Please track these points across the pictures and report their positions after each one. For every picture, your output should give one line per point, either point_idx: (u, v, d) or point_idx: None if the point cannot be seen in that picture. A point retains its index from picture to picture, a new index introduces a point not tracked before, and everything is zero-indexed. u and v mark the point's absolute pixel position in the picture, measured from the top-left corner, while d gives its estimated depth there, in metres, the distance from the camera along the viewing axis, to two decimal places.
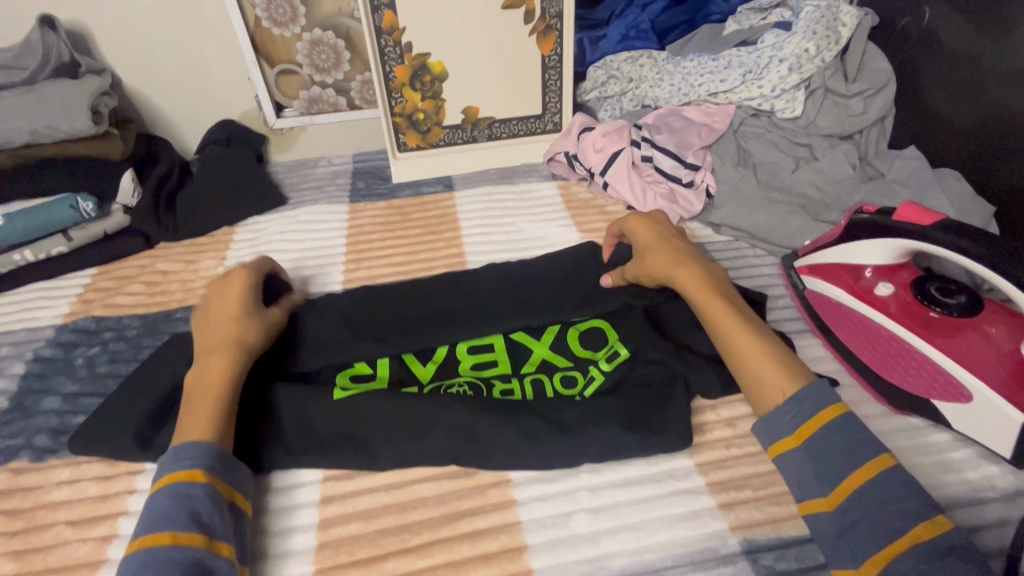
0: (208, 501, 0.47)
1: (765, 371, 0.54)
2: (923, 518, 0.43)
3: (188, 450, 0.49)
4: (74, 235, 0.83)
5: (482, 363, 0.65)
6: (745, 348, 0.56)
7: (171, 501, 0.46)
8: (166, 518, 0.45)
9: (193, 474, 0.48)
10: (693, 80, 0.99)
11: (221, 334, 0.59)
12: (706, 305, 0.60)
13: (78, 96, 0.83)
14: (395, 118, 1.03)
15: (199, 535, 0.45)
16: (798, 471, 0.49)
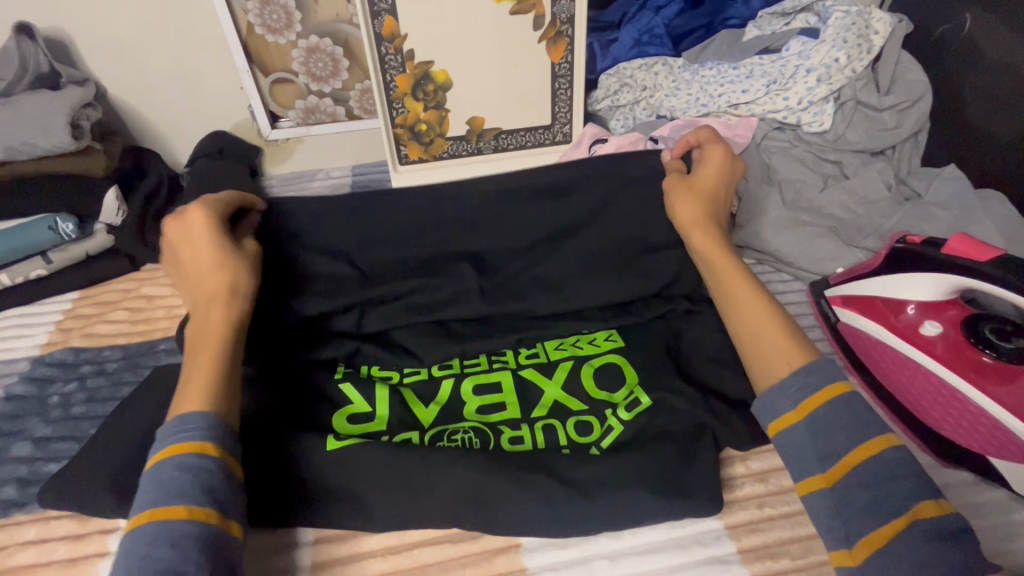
0: (221, 476, 0.44)
1: (771, 341, 0.51)
2: (924, 497, 0.41)
3: (194, 420, 0.45)
4: (53, 256, 0.78)
5: (489, 405, 0.59)
6: (754, 319, 0.53)
7: (181, 473, 0.43)
8: (177, 491, 0.42)
9: (204, 447, 0.45)
10: (713, 90, 0.92)
11: (215, 281, 0.54)
12: (722, 270, 0.57)
13: (57, 110, 0.77)
14: (396, 129, 0.98)
15: (212, 512, 0.42)
16: (797, 448, 0.45)
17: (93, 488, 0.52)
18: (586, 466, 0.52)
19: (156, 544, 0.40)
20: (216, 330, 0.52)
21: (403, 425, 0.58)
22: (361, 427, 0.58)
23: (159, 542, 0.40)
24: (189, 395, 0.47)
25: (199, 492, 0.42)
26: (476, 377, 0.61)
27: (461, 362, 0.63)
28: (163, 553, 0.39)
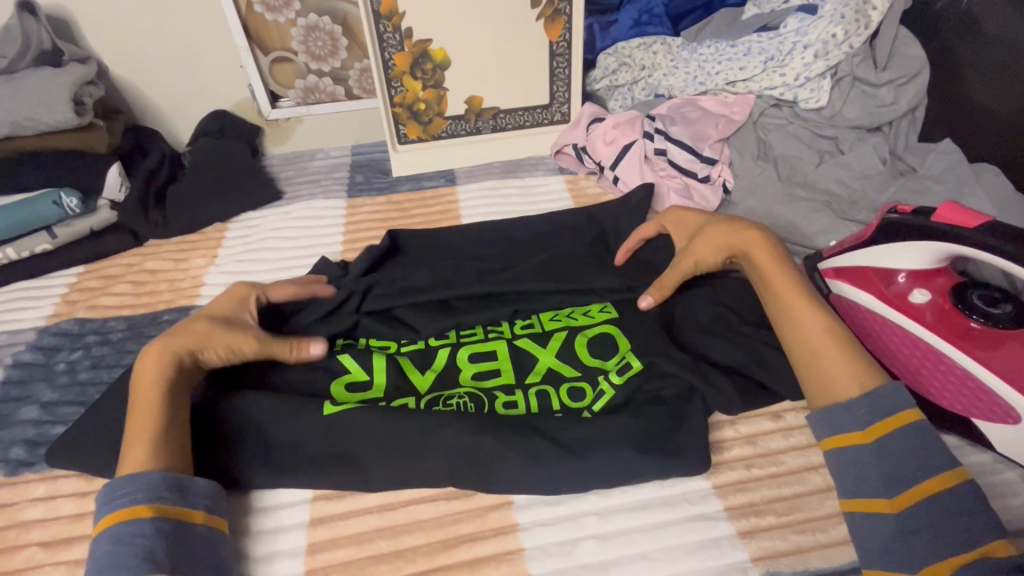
0: (161, 538, 0.44)
1: (840, 370, 0.51)
2: (993, 535, 0.41)
3: (125, 483, 0.46)
4: (58, 232, 0.79)
5: (485, 373, 0.60)
6: (821, 349, 0.53)
7: (116, 544, 0.43)
8: (117, 562, 0.42)
9: (133, 512, 0.44)
10: (710, 67, 0.93)
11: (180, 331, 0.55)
12: (780, 298, 0.57)
13: (60, 86, 0.78)
14: (395, 108, 0.98)
15: (158, 573, 0.42)
16: (859, 468, 0.47)
17: (100, 446, 0.54)
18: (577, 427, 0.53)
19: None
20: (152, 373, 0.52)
21: (400, 392, 0.59)
22: (359, 394, 0.59)
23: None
24: (132, 439, 0.49)
25: (133, 559, 0.42)
26: (472, 347, 0.62)
27: (457, 333, 0.64)
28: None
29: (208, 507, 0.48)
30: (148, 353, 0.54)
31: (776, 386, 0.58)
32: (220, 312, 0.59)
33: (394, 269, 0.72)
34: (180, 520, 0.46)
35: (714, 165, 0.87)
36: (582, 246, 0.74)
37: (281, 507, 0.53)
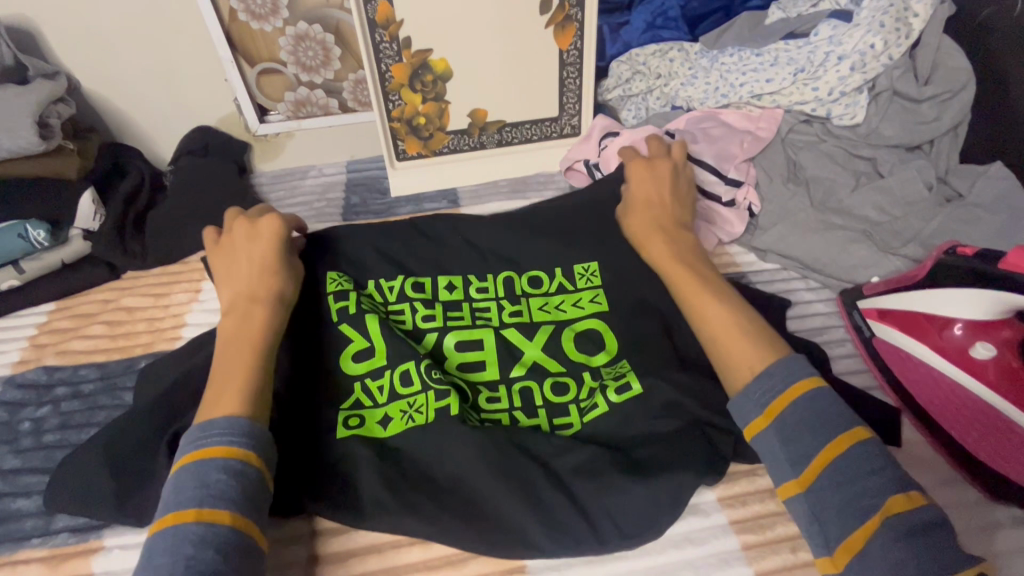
0: (261, 490, 0.45)
1: (723, 327, 0.53)
2: (897, 493, 0.40)
3: (235, 420, 0.46)
4: (26, 266, 0.73)
5: (469, 362, 0.63)
6: (705, 306, 0.55)
7: (228, 476, 0.43)
8: (222, 496, 0.42)
9: (247, 453, 0.45)
10: (734, 79, 0.86)
11: (254, 279, 0.57)
12: (673, 270, 0.59)
13: (23, 106, 0.71)
14: (393, 123, 0.91)
15: (250, 525, 0.43)
16: (770, 454, 0.45)
17: (95, 512, 0.51)
18: (598, 495, 0.51)
19: (201, 545, 0.40)
20: (250, 324, 0.54)
21: (401, 356, 0.60)
22: (365, 363, 0.61)
23: (201, 547, 0.40)
24: (231, 388, 0.49)
25: (242, 499, 0.43)
26: (460, 333, 0.65)
27: (444, 313, 0.67)
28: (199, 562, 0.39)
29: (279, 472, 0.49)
30: (229, 307, 0.55)
31: None
32: (266, 259, 0.59)
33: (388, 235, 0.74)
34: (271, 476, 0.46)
35: (740, 187, 0.80)
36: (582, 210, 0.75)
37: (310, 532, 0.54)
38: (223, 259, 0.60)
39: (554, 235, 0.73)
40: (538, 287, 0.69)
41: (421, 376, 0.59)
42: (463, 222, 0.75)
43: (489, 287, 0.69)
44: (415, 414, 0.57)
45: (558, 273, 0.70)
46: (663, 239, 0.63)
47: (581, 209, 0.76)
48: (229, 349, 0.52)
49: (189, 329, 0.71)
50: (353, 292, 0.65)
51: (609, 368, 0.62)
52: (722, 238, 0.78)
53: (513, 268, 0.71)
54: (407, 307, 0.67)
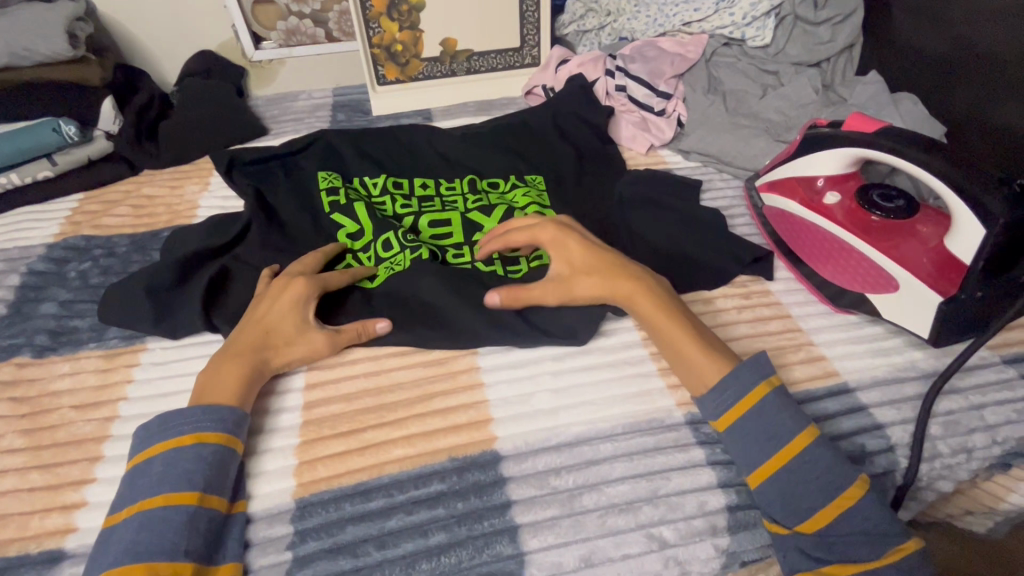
0: (199, 462, 0.47)
1: (705, 362, 0.53)
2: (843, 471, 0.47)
3: (182, 415, 0.49)
4: (58, 159, 0.85)
5: (440, 236, 0.75)
6: (694, 353, 0.54)
7: (164, 466, 0.47)
8: (159, 482, 0.46)
9: (179, 440, 0.48)
10: (668, 10, 1.00)
11: (254, 346, 0.56)
12: (647, 311, 0.57)
13: (54, 19, 0.84)
14: (374, 49, 1.04)
15: (193, 492, 0.46)
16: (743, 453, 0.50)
17: (138, 324, 0.65)
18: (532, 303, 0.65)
19: (140, 529, 0.43)
20: (220, 390, 0.52)
21: (385, 229, 0.71)
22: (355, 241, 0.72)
23: (143, 524, 0.44)
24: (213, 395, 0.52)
25: (178, 480, 0.46)
26: (431, 216, 0.77)
27: (419, 205, 0.79)
28: (142, 536, 0.43)
29: (240, 434, 0.51)
30: (217, 360, 0.55)
31: (691, 260, 0.72)
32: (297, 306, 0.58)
33: (368, 140, 0.90)
34: (209, 440, 0.48)
35: (670, 100, 0.95)
36: (528, 130, 0.93)
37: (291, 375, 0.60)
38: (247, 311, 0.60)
39: (502, 147, 0.91)
40: (496, 188, 0.83)
41: (399, 243, 0.70)
42: (430, 131, 0.92)
43: (456, 188, 0.83)
44: (395, 266, 0.68)
45: (512, 177, 0.85)
46: (628, 282, 0.58)
47: (528, 131, 0.93)
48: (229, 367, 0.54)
49: (202, 209, 0.84)
50: (341, 188, 0.78)
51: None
52: (655, 142, 0.93)
53: (476, 174, 0.86)
54: (387, 198, 0.79)
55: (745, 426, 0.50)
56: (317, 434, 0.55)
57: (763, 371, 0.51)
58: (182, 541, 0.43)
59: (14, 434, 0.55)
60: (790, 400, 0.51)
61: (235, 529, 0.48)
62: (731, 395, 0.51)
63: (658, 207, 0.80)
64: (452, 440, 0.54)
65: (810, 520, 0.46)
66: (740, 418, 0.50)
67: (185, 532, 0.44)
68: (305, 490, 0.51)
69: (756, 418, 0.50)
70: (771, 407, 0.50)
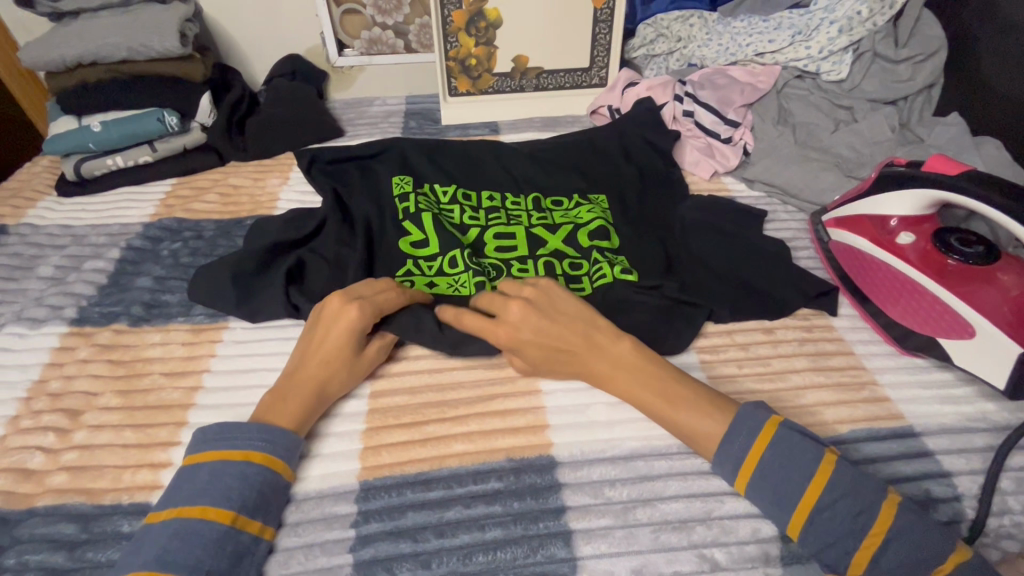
0: (242, 480, 0.48)
1: (706, 423, 0.52)
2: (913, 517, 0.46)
3: (242, 428, 0.51)
4: (158, 146, 0.93)
5: (505, 248, 0.79)
6: (685, 417, 0.52)
7: (209, 477, 0.48)
8: (202, 492, 0.47)
9: (231, 453, 0.49)
10: (742, 40, 1.01)
11: (308, 373, 0.56)
12: (619, 388, 0.55)
13: (169, 20, 0.92)
14: (449, 62, 1.08)
15: (229, 511, 0.46)
16: (770, 508, 0.48)
17: (222, 304, 0.69)
18: None
19: (172, 538, 0.44)
20: (285, 419, 0.53)
21: (450, 245, 0.75)
22: (420, 249, 0.76)
23: (185, 530, 0.45)
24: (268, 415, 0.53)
25: (219, 494, 0.47)
26: (497, 229, 0.81)
27: (485, 218, 0.82)
28: (172, 544, 0.44)
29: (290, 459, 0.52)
30: (288, 385, 0.56)
31: (753, 289, 0.72)
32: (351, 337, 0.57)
33: (440, 146, 0.94)
34: (257, 462, 0.49)
35: (737, 128, 0.95)
36: (592, 149, 0.96)
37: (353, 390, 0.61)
38: (309, 326, 0.59)
39: (568, 162, 0.94)
40: (560, 205, 0.86)
41: (465, 261, 0.74)
42: (500, 146, 0.95)
43: (521, 203, 0.86)
44: (460, 287, 0.73)
45: (575, 196, 0.88)
46: (587, 360, 0.56)
47: (592, 150, 0.96)
48: (286, 393, 0.55)
49: (282, 202, 0.89)
50: (411, 195, 0.82)
51: (611, 254, 0.78)
52: (718, 169, 0.94)
53: (540, 192, 0.88)
54: (456, 208, 0.83)
55: (755, 487, 0.49)
56: (382, 423, 0.58)
57: (757, 420, 0.50)
58: (207, 559, 0.44)
59: (111, 394, 0.60)
60: (805, 439, 0.49)
61: (258, 558, 0.47)
62: (731, 463, 0.50)
63: (722, 234, 0.80)
64: (510, 441, 0.56)
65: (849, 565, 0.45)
66: (747, 483, 0.49)
67: (214, 549, 0.44)
68: (370, 474, 0.54)
69: (762, 477, 0.49)
70: (793, 452, 0.48)
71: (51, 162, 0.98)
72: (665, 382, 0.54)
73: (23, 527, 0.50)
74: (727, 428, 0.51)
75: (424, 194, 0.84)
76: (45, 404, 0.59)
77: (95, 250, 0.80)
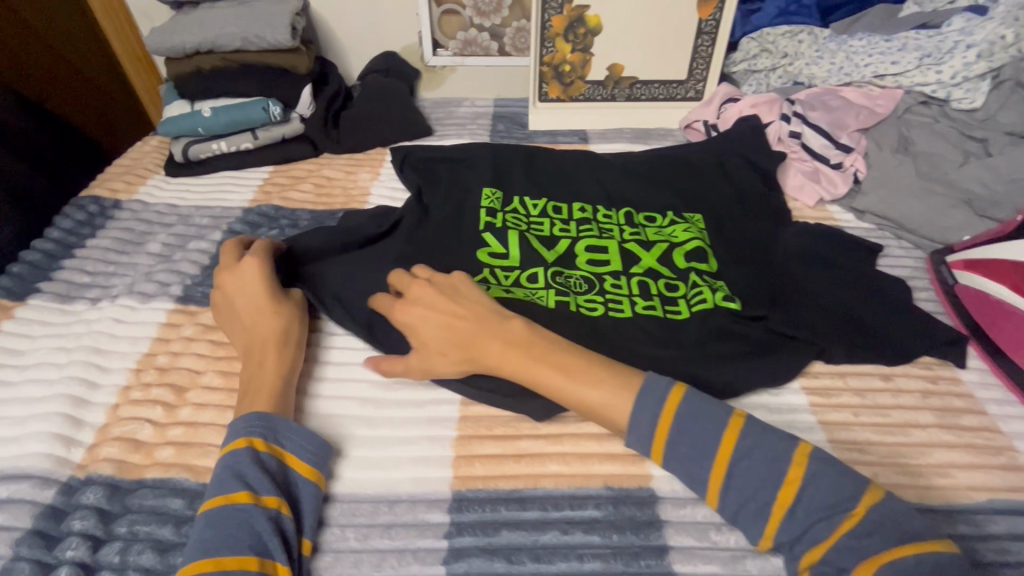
0: (252, 463, 0.48)
1: (611, 400, 0.51)
2: None
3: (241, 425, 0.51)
4: (259, 134, 0.96)
5: (597, 262, 0.76)
6: (591, 396, 0.51)
7: (226, 468, 0.48)
8: (220, 483, 0.47)
9: (241, 442, 0.49)
10: (859, 59, 0.95)
11: (269, 334, 0.59)
12: (517, 369, 0.54)
13: (282, 14, 0.95)
14: (543, 66, 1.06)
15: (245, 492, 0.46)
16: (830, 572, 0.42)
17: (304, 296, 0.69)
18: (688, 366, 0.64)
19: (206, 528, 0.44)
20: (271, 382, 0.55)
21: (532, 263, 0.75)
22: (498, 261, 0.75)
23: (211, 520, 0.45)
24: (258, 392, 0.54)
25: (235, 481, 0.47)
26: (588, 241, 0.79)
27: (576, 229, 0.81)
28: (208, 534, 0.44)
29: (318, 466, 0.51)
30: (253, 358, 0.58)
31: (868, 330, 0.67)
32: (269, 293, 0.61)
33: (531, 151, 0.93)
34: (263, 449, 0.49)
35: (849, 153, 0.89)
36: (688, 165, 0.92)
37: (442, 401, 0.60)
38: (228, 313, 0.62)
39: (662, 176, 0.90)
40: (653, 222, 0.82)
41: (546, 279, 0.73)
42: (593, 157, 0.93)
43: (613, 217, 0.83)
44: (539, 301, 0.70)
45: (669, 213, 0.84)
46: (484, 337, 0.55)
47: (689, 166, 0.92)
48: (257, 363, 0.57)
49: (373, 197, 0.90)
50: (500, 210, 0.81)
51: (709, 278, 0.74)
52: (825, 196, 0.88)
53: (632, 207, 0.85)
54: (546, 221, 0.81)
55: (675, 448, 0.49)
56: (474, 432, 0.57)
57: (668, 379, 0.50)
58: (246, 536, 0.44)
59: (212, 373, 0.61)
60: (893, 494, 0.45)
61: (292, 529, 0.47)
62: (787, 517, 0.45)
63: (831, 266, 0.75)
64: (608, 468, 0.53)
65: (769, 518, 0.45)
66: (666, 443, 0.49)
67: (238, 531, 0.44)
68: (462, 485, 0.53)
69: (681, 433, 0.49)
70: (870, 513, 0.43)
71: (160, 143, 1.03)
72: (540, 349, 0.54)
73: (133, 497, 0.51)
74: (634, 408, 0.50)
75: (513, 207, 0.83)
76: (153, 377, 0.61)
77: (199, 231, 0.82)
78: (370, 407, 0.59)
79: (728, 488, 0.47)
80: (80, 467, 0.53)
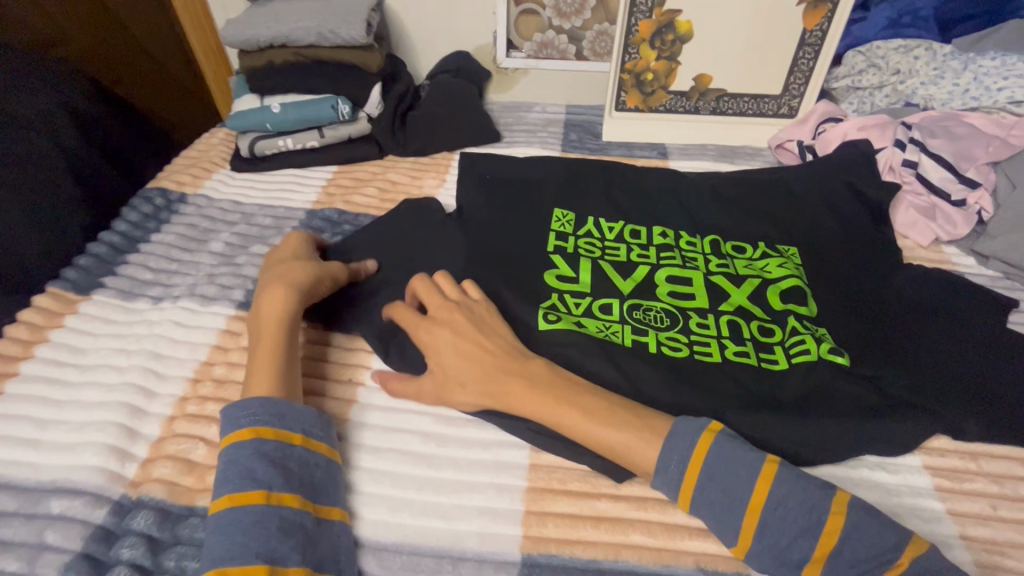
0: (255, 456, 0.46)
1: (634, 442, 0.48)
2: None
3: (240, 410, 0.49)
4: (326, 132, 0.93)
5: (681, 294, 0.68)
6: (612, 437, 0.49)
7: (233, 465, 0.46)
8: (226, 481, 0.45)
9: (238, 437, 0.48)
10: (991, 82, 0.85)
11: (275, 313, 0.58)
12: (524, 400, 0.52)
13: (359, 10, 0.92)
14: (624, 74, 0.99)
15: (259, 491, 0.45)
16: None
17: (354, 310, 0.66)
18: (781, 427, 0.55)
19: (219, 532, 0.43)
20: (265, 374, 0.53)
21: (605, 291, 0.68)
22: (567, 285, 0.68)
23: (225, 524, 0.43)
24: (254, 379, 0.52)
25: (240, 478, 0.45)
26: (670, 270, 0.70)
27: (656, 256, 0.73)
28: (218, 540, 0.42)
29: (329, 442, 0.51)
30: (267, 295, 0.59)
31: (1006, 405, 0.57)
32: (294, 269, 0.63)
33: (606, 168, 0.87)
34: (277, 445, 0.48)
35: (975, 189, 0.79)
36: (780, 192, 0.83)
37: (511, 446, 0.55)
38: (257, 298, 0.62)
39: (752, 202, 0.82)
40: (742, 253, 0.74)
41: (621, 312, 0.65)
42: (675, 175, 0.86)
43: (697, 244, 0.75)
44: (612, 336, 0.63)
45: (761, 244, 0.76)
46: (500, 360, 0.54)
47: (783, 192, 0.83)
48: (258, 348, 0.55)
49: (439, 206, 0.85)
50: (573, 235, 0.75)
51: (811, 324, 0.65)
52: (941, 235, 0.79)
53: (718, 235, 0.77)
54: (623, 247, 0.74)
55: (703, 494, 0.46)
56: (547, 485, 0.51)
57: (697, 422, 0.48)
58: (250, 541, 0.42)
59: None
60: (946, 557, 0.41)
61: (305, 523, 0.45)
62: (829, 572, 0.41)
63: (958, 321, 0.65)
64: (699, 545, 0.47)
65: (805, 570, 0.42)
66: (694, 488, 0.46)
67: (253, 533, 0.42)
68: (533, 547, 0.47)
69: (710, 478, 0.46)
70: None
71: (226, 135, 1.02)
72: (558, 384, 0.52)
73: (184, 526, 0.48)
74: (662, 448, 0.47)
75: (587, 229, 0.76)
76: (209, 390, 0.58)
77: (261, 231, 0.80)
78: (421, 440, 0.55)
79: (761, 536, 0.43)
80: (133, 485, 0.51)
